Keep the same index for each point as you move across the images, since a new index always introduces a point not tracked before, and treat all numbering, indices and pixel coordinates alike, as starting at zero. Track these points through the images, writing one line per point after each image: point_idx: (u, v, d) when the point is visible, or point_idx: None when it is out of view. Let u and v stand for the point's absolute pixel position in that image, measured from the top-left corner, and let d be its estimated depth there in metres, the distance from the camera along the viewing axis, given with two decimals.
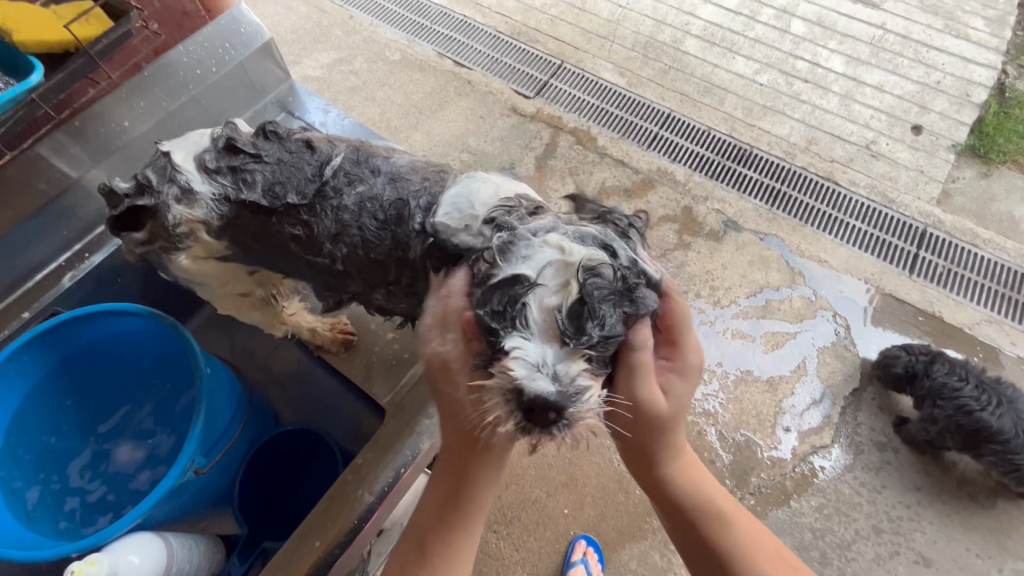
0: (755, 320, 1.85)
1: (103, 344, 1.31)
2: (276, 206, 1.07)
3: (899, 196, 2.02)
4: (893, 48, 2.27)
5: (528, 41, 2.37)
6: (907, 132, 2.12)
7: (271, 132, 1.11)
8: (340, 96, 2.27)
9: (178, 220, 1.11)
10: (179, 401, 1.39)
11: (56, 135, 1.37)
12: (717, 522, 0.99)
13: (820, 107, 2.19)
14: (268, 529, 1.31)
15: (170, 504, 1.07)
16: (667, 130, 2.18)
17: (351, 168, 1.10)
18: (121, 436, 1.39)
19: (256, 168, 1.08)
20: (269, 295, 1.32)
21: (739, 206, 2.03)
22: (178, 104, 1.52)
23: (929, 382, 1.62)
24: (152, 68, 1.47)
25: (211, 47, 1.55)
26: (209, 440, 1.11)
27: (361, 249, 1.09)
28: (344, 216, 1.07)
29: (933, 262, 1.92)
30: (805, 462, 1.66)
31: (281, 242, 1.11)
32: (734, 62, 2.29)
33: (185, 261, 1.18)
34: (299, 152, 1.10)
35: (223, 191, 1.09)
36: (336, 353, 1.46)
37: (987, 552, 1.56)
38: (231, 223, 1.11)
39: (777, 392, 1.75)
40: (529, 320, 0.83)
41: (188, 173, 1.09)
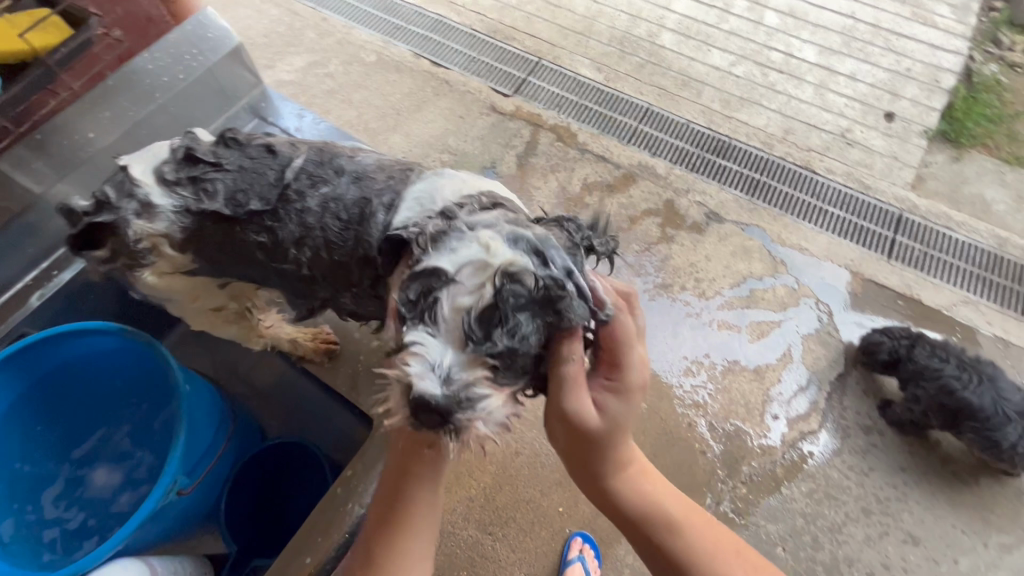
0: (739, 310, 1.87)
1: (75, 365, 1.27)
2: (238, 214, 1.05)
3: (875, 182, 2.05)
4: (863, 37, 2.31)
5: (505, 39, 2.36)
6: (880, 119, 2.15)
7: (231, 140, 1.10)
8: (316, 100, 2.23)
9: (138, 236, 1.07)
10: (156, 420, 1.36)
11: (17, 151, 1.36)
12: (669, 528, 1.01)
13: (795, 97, 2.21)
14: (258, 547, 1.28)
15: (154, 526, 1.05)
16: (646, 124, 2.18)
17: (314, 169, 1.08)
18: (97, 460, 1.35)
19: (217, 177, 1.07)
20: (244, 308, 1.28)
21: (720, 197, 2.05)
22: (146, 113, 1.48)
23: (911, 364, 1.65)
24: (117, 77, 1.45)
25: (178, 54, 1.52)
26: (192, 459, 1.09)
27: (325, 251, 1.05)
28: (309, 218, 1.05)
29: (910, 246, 1.96)
30: (794, 448, 1.68)
31: (246, 250, 1.08)
32: (709, 54, 2.31)
33: (151, 277, 1.14)
34: (260, 158, 1.09)
35: (184, 203, 1.06)
36: (320, 363, 1.46)
37: (973, 528, 1.59)
38: (194, 236, 1.08)
39: (764, 380, 1.77)
40: (439, 317, 0.83)
41: (147, 187, 1.07)
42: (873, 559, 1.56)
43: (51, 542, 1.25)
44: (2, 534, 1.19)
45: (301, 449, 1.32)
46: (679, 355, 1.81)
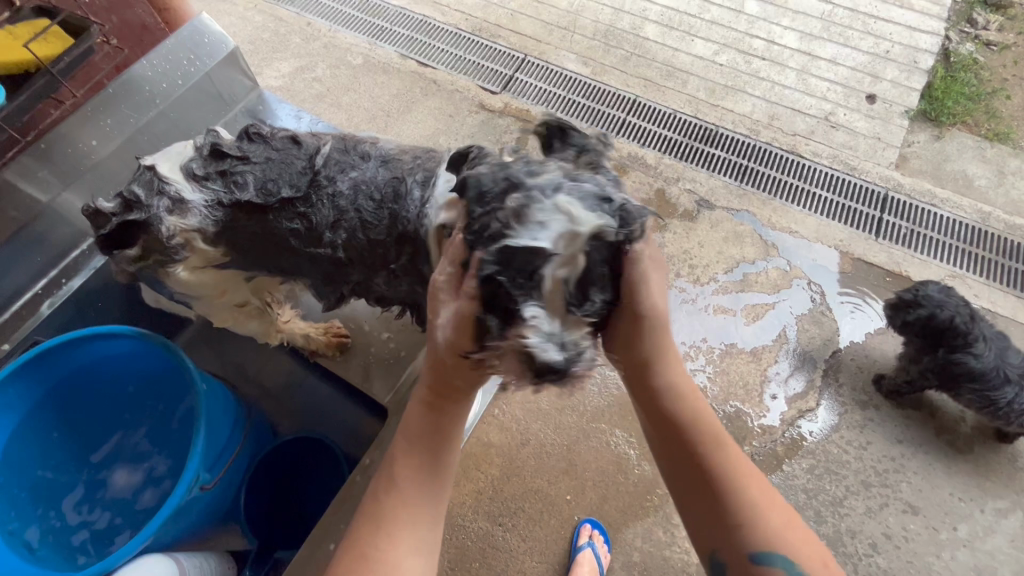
0: (734, 294, 1.91)
1: (89, 370, 1.28)
2: (271, 202, 1.06)
3: (860, 163, 2.09)
4: (842, 22, 2.35)
5: (490, 37, 2.38)
6: (862, 101, 2.19)
7: (255, 133, 1.10)
8: (305, 104, 2.24)
9: (172, 232, 1.07)
10: (173, 419, 1.37)
11: (22, 160, 1.33)
12: (713, 442, 0.92)
13: (778, 83, 2.25)
14: (279, 540, 1.30)
15: (178, 523, 1.05)
16: (634, 115, 2.21)
17: (341, 156, 1.09)
18: (115, 462, 1.36)
19: (246, 169, 1.07)
20: (265, 302, 1.30)
21: (710, 184, 2.08)
22: (147, 119, 1.48)
23: (946, 325, 1.58)
24: (116, 84, 1.44)
25: (175, 59, 1.51)
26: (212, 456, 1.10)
27: (361, 232, 1.06)
28: (341, 202, 1.05)
29: (896, 224, 2.00)
30: (794, 427, 1.72)
31: (280, 238, 1.08)
32: (693, 44, 2.34)
33: (184, 273, 1.14)
34: (286, 147, 1.09)
35: (216, 196, 1.06)
36: (333, 357, 1.44)
37: (969, 495, 1.63)
38: (228, 227, 1.08)
39: (761, 361, 1.81)
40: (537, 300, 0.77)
41: (176, 183, 1.07)
42: (875, 530, 1.60)
43: (81, 544, 1.27)
44: (30, 540, 1.21)
45: (318, 442, 1.33)
46: (677, 340, 1.84)
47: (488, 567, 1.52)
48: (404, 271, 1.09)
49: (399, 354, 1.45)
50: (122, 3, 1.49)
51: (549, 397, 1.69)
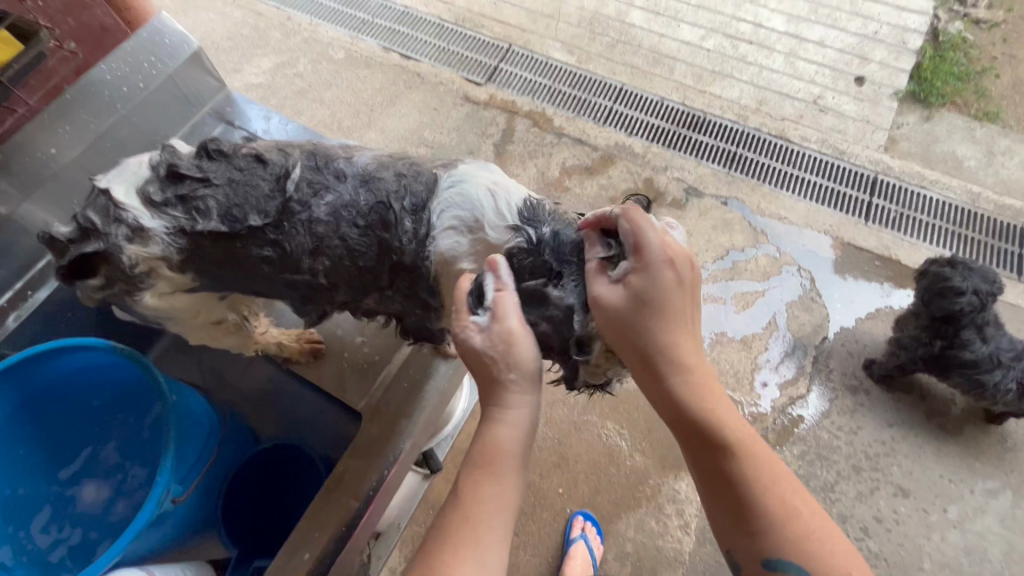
0: (724, 282, 1.90)
1: (58, 385, 1.24)
2: (238, 229, 1.03)
3: (849, 147, 2.08)
4: (830, 3, 2.31)
5: (474, 27, 2.34)
6: (851, 84, 2.17)
7: (215, 151, 1.06)
8: (287, 101, 2.20)
9: (134, 261, 1.05)
10: (145, 429, 1.31)
11: None
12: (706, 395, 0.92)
13: (766, 67, 2.22)
14: (258, 547, 1.30)
15: (155, 537, 1.03)
16: (621, 104, 2.18)
17: (313, 177, 1.06)
18: (87, 476, 1.31)
19: (207, 193, 1.04)
20: (241, 318, 1.27)
21: (698, 172, 2.06)
22: (108, 125, 1.46)
23: (957, 308, 1.50)
24: (74, 89, 1.40)
25: (135, 62, 1.48)
26: (184, 467, 1.07)
27: (348, 259, 1.07)
28: (320, 228, 1.05)
29: (886, 207, 1.99)
30: (785, 413, 1.72)
31: (251, 264, 1.07)
32: (679, 30, 2.31)
33: (151, 299, 1.12)
34: (251, 168, 1.06)
35: (177, 224, 1.04)
36: (305, 363, 1.41)
37: (959, 476, 1.64)
38: (192, 254, 1.06)
39: (752, 349, 1.80)
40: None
41: (134, 210, 1.04)
42: (865, 514, 1.61)
43: (61, 560, 1.22)
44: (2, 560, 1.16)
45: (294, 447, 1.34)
46: None
47: None
48: (399, 296, 1.15)
49: (372, 359, 1.39)
50: (79, 3, 1.44)
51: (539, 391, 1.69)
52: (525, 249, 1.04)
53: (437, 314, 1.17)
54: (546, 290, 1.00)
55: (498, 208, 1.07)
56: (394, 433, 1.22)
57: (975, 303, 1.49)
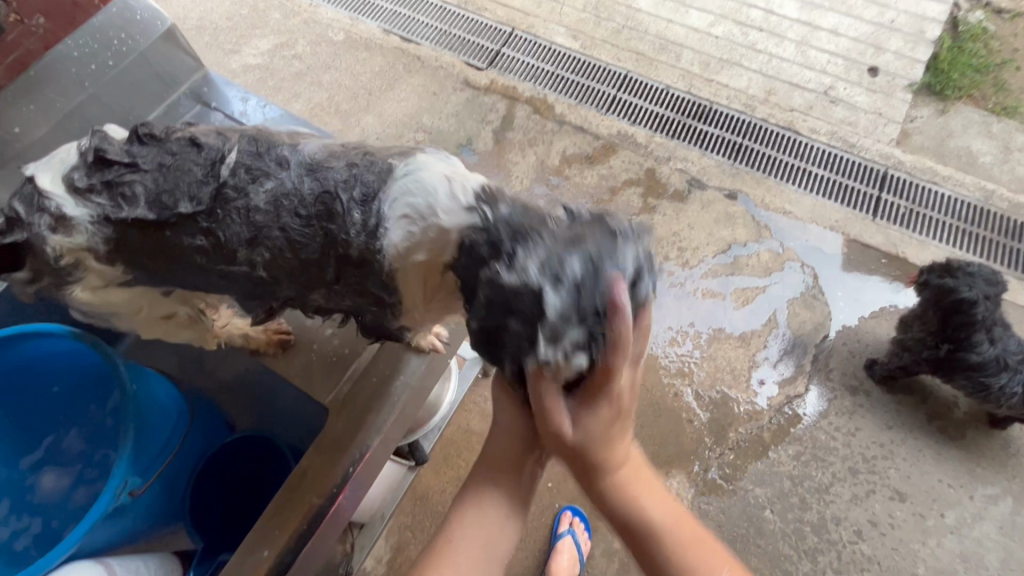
0: (723, 277, 1.85)
1: (23, 368, 1.20)
2: (166, 216, 1.00)
3: (859, 140, 2.01)
4: None
5: (477, 10, 2.28)
6: (864, 75, 2.10)
7: (146, 135, 1.03)
8: (285, 83, 2.17)
9: (59, 251, 1.03)
10: (109, 417, 1.26)
11: None
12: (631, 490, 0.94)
13: (776, 56, 2.15)
14: (227, 542, 1.27)
15: (114, 527, 1.02)
16: (625, 92, 2.13)
17: (252, 162, 1.01)
18: (44, 465, 1.27)
19: (134, 180, 1.01)
20: (195, 312, 1.26)
21: (702, 163, 2.01)
22: (76, 103, 1.44)
23: (972, 315, 1.46)
24: (39, 67, 1.36)
25: (104, 38, 1.44)
26: (146, 457, 1.06)
27: (289, 251, 1.02)
28: (257, 217, 1.00)
29: (895, 203, 1.93)
30: (781, 412, 1.69)
31: (182, 255, 1.03)
32: (688, 16, 2.24)
33: (84, 293, 1.11)
34: (183, 153, 1.02)
35: (102, 211, 1.01)
36: (275, 355, 1.39)
37: (959, 481, 1.61)
38: (120, 244, 1.04)
39: (750, 346, 1.77)
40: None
41: (57, 198, 1.01)
42: (860, 517, 1.58)
43: (24, 549, 1.17)
44: None
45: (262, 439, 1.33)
46: (664, 325, 1.80)
47: None
48: (348, 291, 1.09)
49: (342, 351, 1.38)
50: None
51: None
52: (478, 231, 0.94)
53: (393, 312, 1.12)
54: (499, 277, 0.88)
55: (451, 194, 0.97)
56: (362, 430, 1.18)
57: (990, 308, 1.45)
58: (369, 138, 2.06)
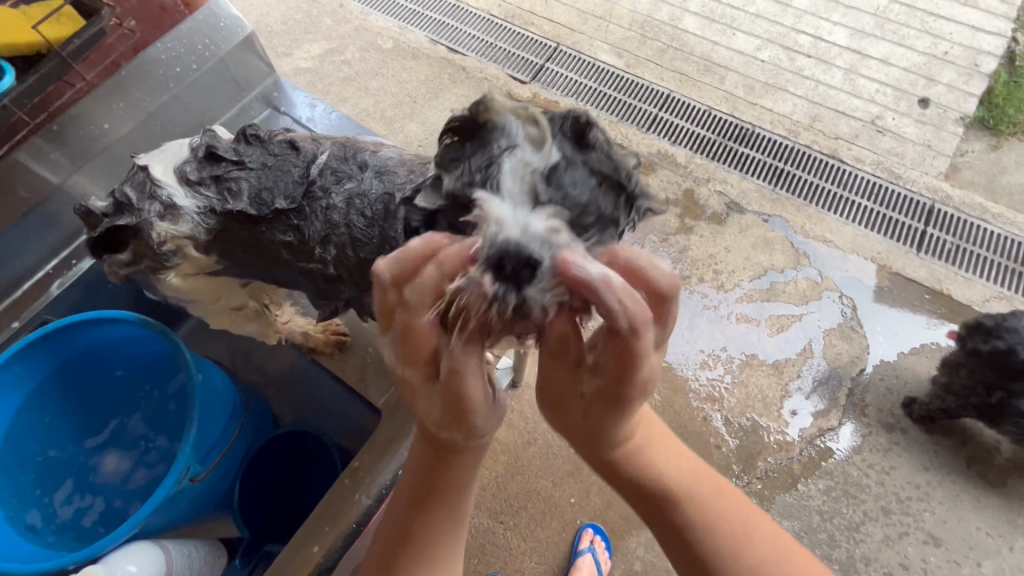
0: (759, 303, 1.83)
1: (93, 355, 1.32)
2: (264, 213, 1.04)
3: (906, 172, 1.97)
4: (898, 19, 2.20)
5: (523, 24, 2.32)
6: (913, 106, 2.06)
7: (252, 135, 1.09)
8: (333, 88, 2.23)
9: (162, 238, 1.07)
10: (171, 401, 1.42)
11: (33, 140, 1.33)
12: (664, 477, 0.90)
13: (823, 83, 2.13)
14: (268, 533, 1.32)
15: (169, 512, 1.10)
16: (667, 111, 2.13)
17: (338, 165, 1.06)
18: (109, 446, 1.40)
19: (240, 176, 1.06)
20: (262, 306, 1.31)
21: (742, 186, 1.99)
22: (159, 104, 1.49)
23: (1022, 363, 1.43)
24: (130, 67, 1.43)
25: (190, 44, 1.50)
26: (203, 447, 1.12)
27: (350, 249, 1.03)
28: (333, 216, 1.04)
29: (941, 238, 1.88)
30: (813, 444, 1.65)
31: (273, 251, 1.08)
32: (734, 38, 2.23)
33: (174, 278, 1.15)
34: (284, 154, 1.08)
35: (208, 204, 1.06)
36: (330, 354, 1.43)
37: (998, 531, 1.55)
38: (220, 236, 1.08)
39: (783, 375, 1.74)
40: (496, 172, 0.66)
41: (168, 187, 1.07)
42: (891, 559, 1.53)
43: (93, 526, 1.33)
44: (33, 524, 1.25)
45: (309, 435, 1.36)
46: (696, 347, 1.78)
47: (486, 565, 1.51)
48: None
49: None
50: None
51: None
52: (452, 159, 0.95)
53: None
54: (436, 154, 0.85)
55: None
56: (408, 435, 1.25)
57: None
58: (411, 145, 2.11)
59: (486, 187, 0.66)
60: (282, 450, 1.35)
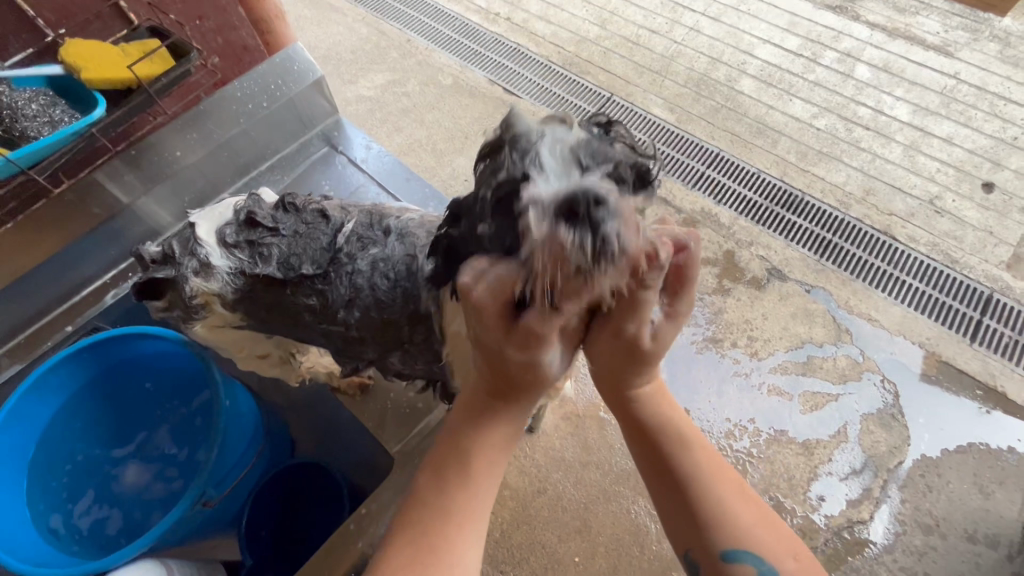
0: (794, 376, 1.76)
1: (131, 365, 1.40)
2: (290, 276, 1.08)
3: (963, 257, 1.89)
4: (965, 100, 2.15)
5: (579, 73, 2.38)
6: (976, 189, 1.99)
7: (290, 204, 1.11)
8: (391, 116, 2.33)
9: (194, 292, 1.11)
10: (197, 416, 1.48)
11: (114, 163, 1.45)
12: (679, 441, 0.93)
13: (880, 156, 2.08)
14: (269, 564, 1.33)
15: (182, 532, 1.13)
16: (714, 170, 2.12)
17: (363, 232, 1.11)
18: (131, 458, 1.45)
19: (273, 242, 1.09)
20: (286, 355, 1.33)
21: (785, 254, 1.95)
22: (229, 136, 1.61)
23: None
24: (208, 103, 1.54)
25: (264, 83, 1.61)
26: (220, 473, 1.16)
27: (374, 310, 1.09)
28: (358, 280, 1.08)
29: (998, 331, 1.77)
30: (840, 535, 1.56)
31: (296, 312, 1.12)
32: (791, 104, 2.22)
33: (202, 328, 1.19)
34: (316, 223, 1.11)
35: (240, 266, 1.09)
36: (351, 396, 1.43)
37: None
38: (247, 295, 1.12)
39: (813, 457, 1.65)
40: (536, 153, 0.69)
41: (208, 247, 1.09)
42: None
43: (115, 534, 1.37)
44: (55, 527, 1.31)
45: (319, 473, 1.37)
46: (723, 415, 1.72)
47: None
48: (419, 350, 1.16)
49: (415, 406, 1.42)
50: (229, 25, 1.59)
51: (574, 448, 1.64)
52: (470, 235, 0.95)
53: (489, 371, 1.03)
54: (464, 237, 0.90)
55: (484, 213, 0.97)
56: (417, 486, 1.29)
57: None
58: (458, 178, 2.17)
59: (531, 168, 0.69)
60: (291, 482, 1.37)
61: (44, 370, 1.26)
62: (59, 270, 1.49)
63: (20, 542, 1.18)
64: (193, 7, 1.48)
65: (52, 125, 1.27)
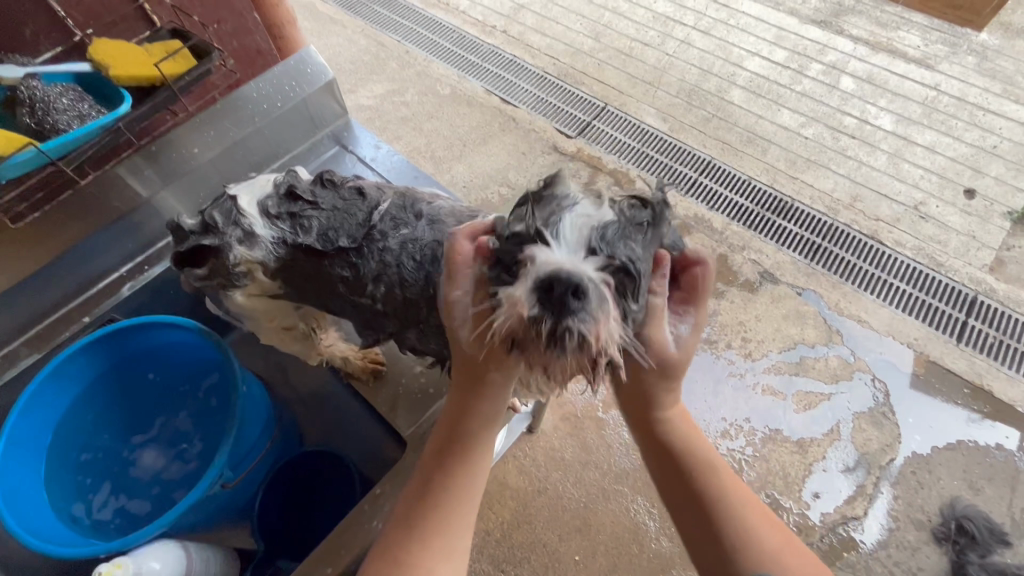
0: (787, 376, 1.80)
1: (148, 353, 1.40)
2: (328, 249, 1.13)
3: (948, 261, 1.95)
4: (947, 110, 2.23)
5: (574, 83, 2.44)
6: (959, 195, 2.06)
7: (328, 180, 1.19)
8: (390, 126, 2.37)
9: (238, 260, 1.16)
10: (212, 398, 1.48)
11: (134, 159, 1.49)
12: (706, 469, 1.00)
13: (866, 164, 2.15)
14: (282, 548, 1.34)
15: (195, 514, 1.15)
16: (707, 177, 2.17)
17: (397, 213, 1.16)
18: (148, 443, 1.46)
19: (312, 215, 1.15)
20: (310, 328, 1.36)
21: (777, 257, 2.00)
22: (246, 133, 1.63)
23: None
24: (224, 102, 1.58)
25: (278, 84, 1.65)
26: (237, 455, 1.18)
27: (398, 289, 1.13)
28: (387, 257, 1.13)
29: (983, 331, 1.83)
30: (835, 532, 1.58)
31: (330, 285, 1.17)
32: (779, 114, 2.29)
33: (241, 297, 1.23)
34: (352, 200, 1.17)
35: (281, 235, 1.15)
36: (364, 381, 1.48)
37: None
38: (287, 265, 1.17)
39: (807, 455, 1.69)
40: (558, 225, 0.88)
41: (251, 217, 1.16)
42: None
43: (134, 519, 1.36)
44: (78, 515, 1.32)
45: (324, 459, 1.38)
46: (718, 415, 1.75)
47: None
48: (433, 332, 1.17)
49: (427, 390, 1.46)
50: (244, 29, 1.64)
51: (573, 448, 1.66)
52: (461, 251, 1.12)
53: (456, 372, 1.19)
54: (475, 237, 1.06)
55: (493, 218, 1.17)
56: None
57: None
58: (456, 186, 2.21)
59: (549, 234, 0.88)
60: (302, 470, 1.38)
61: (64, 357, 1.27)
62: (73, 266, 1.51)
63: (44, 524, 1.19)
64: (212, 12, 1.53)
65: (81, 118, 1.29)
